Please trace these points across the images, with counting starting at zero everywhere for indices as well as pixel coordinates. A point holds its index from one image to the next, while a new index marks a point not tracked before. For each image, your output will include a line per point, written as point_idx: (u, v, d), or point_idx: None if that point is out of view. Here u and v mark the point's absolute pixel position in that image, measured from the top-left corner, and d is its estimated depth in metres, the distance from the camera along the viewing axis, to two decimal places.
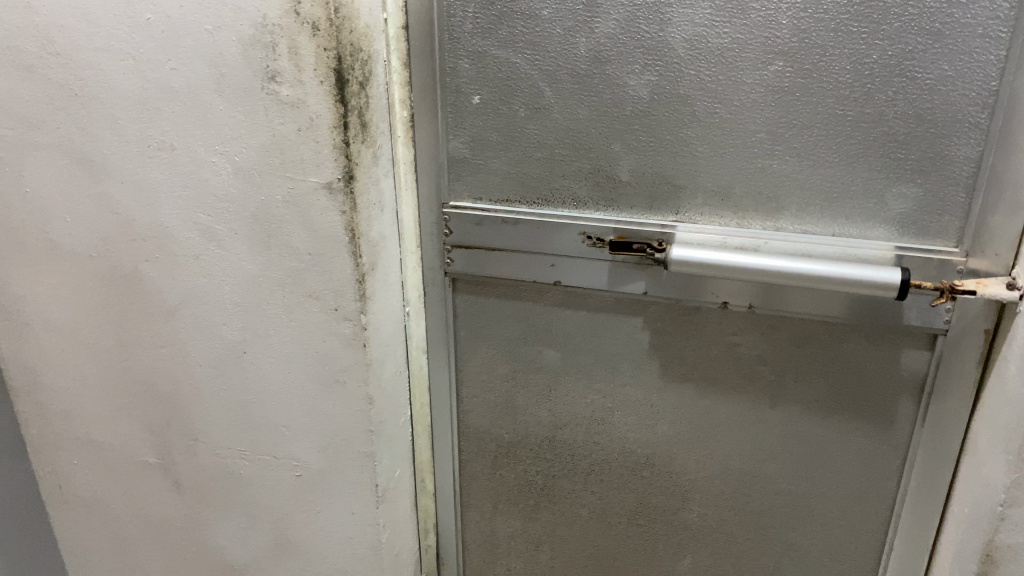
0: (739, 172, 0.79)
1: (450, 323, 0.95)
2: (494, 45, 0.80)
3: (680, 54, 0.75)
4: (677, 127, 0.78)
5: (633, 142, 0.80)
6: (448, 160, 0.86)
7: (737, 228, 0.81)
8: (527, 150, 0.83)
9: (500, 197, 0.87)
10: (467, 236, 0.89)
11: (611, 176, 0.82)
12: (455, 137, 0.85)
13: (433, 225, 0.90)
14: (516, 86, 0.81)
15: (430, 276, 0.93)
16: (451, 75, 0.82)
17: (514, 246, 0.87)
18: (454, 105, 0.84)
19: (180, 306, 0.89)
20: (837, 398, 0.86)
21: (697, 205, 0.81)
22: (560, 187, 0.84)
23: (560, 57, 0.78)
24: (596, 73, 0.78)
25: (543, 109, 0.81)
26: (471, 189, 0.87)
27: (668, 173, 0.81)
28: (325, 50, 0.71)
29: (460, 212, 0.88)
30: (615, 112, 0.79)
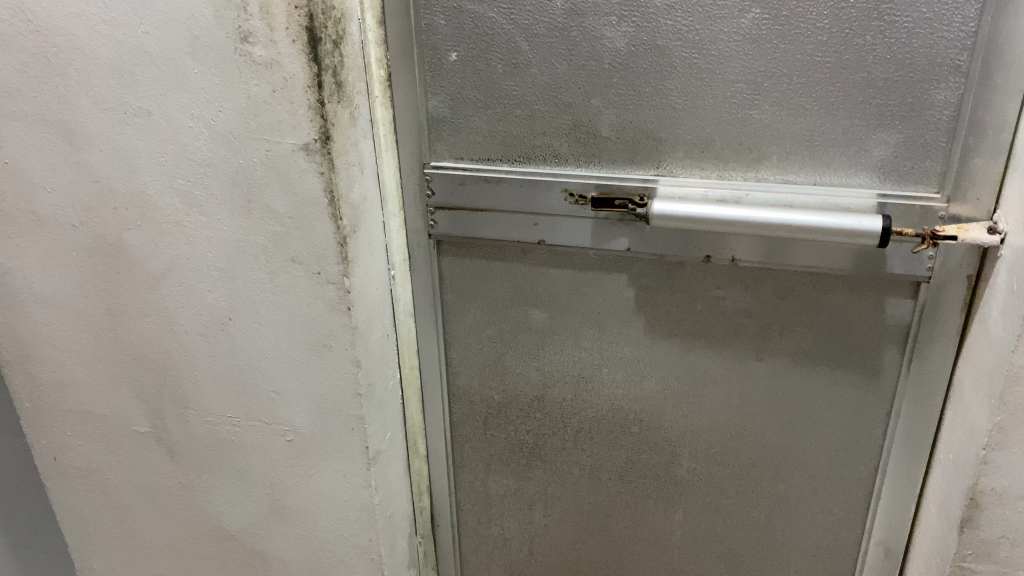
0: (719, 123, 0.78)
1: (437, 285, 0.95)
2: (468, 1, 0.79)
3: (656, 4, 0.74)
4: (656, 80, 0.78)
5: (612, 96, 0.79)
6: (428, 120, 0.86)
7: (719, 180, 0.80)
8: (506, 107, 0.83)
9: (481, 156, 0.86)
10: (450, 197, 0.88)
11: (592, 132, 0.82)
12: (435, 96, 0.85)
13: (415, 186, 0.89)
14: (492, 41, 0.80)
15: (415, 238, 0.92)
16: (427, 32, 0.82)
17: (497, 206, 0.87)
18: (431, 63, 0.83)
19: (165, 274, 0.89)
20: (823, 349, 0.86)
21: (679, 158, 0.81)
22: (541, 144, 0.84)
23: (535, 12, 0.78)
24: (572, 26, 0.77)
25: (521, 65, 0.80)
26: (452, 148, 0.87)
27: (648, 126, 0.80)
28: (297, 8, 0.71)
29: (442, 173, 0.87)
30: (593, 66, 0.78)
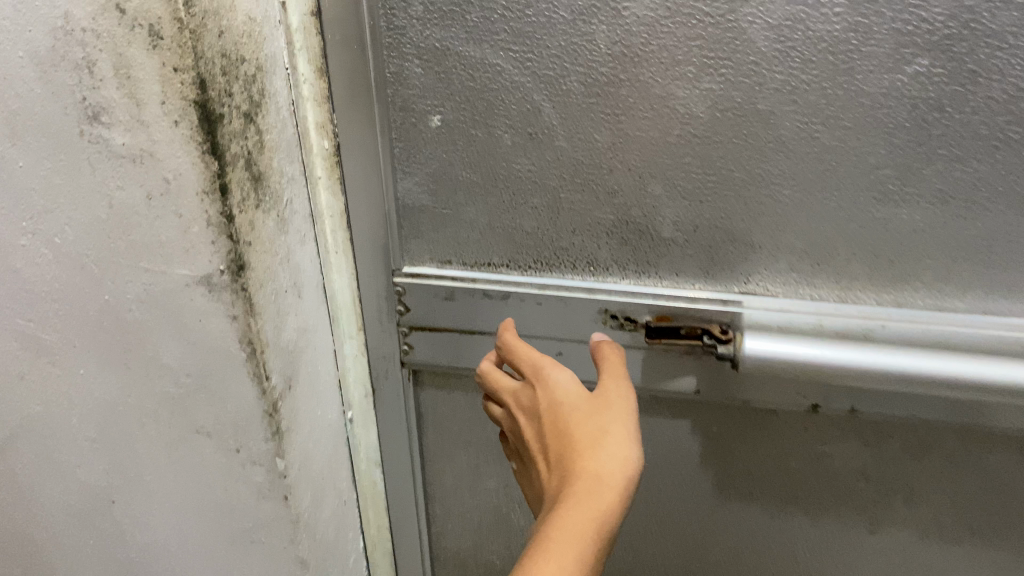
0: (845, 224, 0.51)
1: (413, 426, 0.67)
2: (458, 38, 0.50)
3: (761, 49, 0.47)
4: (751, 160, 0.51)
5: (682, 183, 0.52)
6: (398, 208, 0.58)
7: (835, 308, 0.54)
8: (515, 193, 0.55)
9: (477, 258, 0.59)
10: (432, 314, 0.61)
11: (645, 230, 0.55)
12: (408, 174, 0.56)
13: (379, 299, 0.61)
14: (497, 100, 0.52)
15: (380, 367, 0.64)
16: (394, 84, 0.53)
17: (503, 330, 0.60)
18: (402, 129, 0.55)
19: (12, 440, 0.60)
20: (967, 524, 0.60)
21: (777, 269, 0.54)
22: (567, 245, 0.56)
23: (564, 57, 0.50)
24: (622, 80, 0.50)
25: (541, 135, 0.53)
26: (434, 246, 0.59)
27: (733, 225, 0.53)
28: (176, 70, 0.41)
29: (420, 283, 0.59)
30: (654, 138, 0.51)
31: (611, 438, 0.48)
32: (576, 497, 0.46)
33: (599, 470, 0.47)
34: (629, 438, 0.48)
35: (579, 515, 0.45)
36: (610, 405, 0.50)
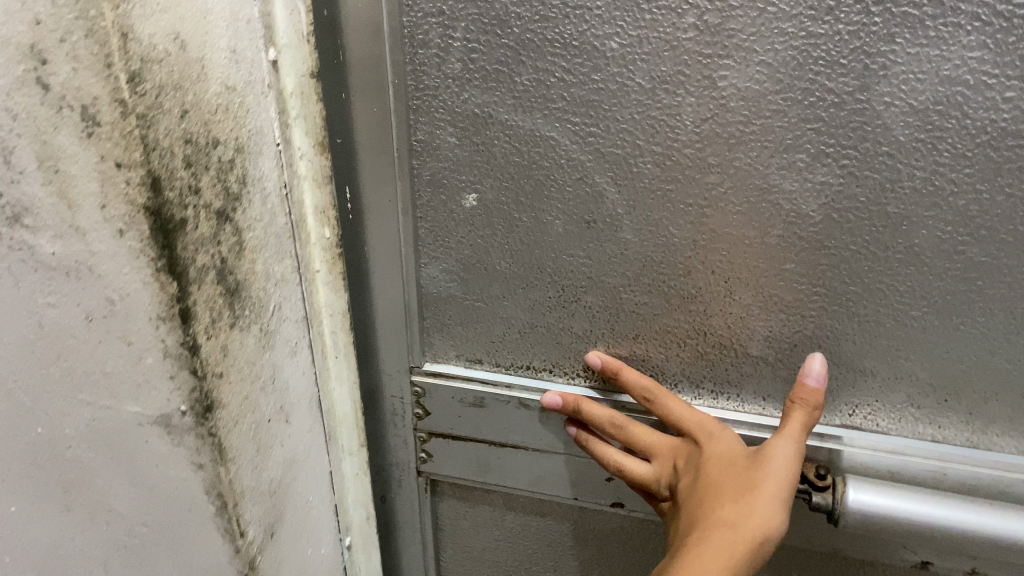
0: (987, 356, 0.40)
1: (430, 538, 0.57)
2: (503, 104, 0.40)
3: (897, 138, 0.36)
4: (871, 271, 0.40)
5: (778, 293, 0.41)
6: (421, 299, 0.47)
7: (963, 465, 0.43)
8: (565, 291, 0.45)
9: (512, 361, 0.48)
10: (455, 421, 0.50)
11: (727, 345, 0.44)
12: (433, 259, 0.46)
13: (393, 400, 0.51)
14: (549, 179, 0.41)
15: (393, 473, 0.54)
16: (423, 155, 0.42)
17: (541, 447, 0.49)
18: (430, 208, 0.44)
19: None
20: None
21: (892, 403, 0.43)
22: (626, 354, 0.46)
23: (638, 132, 0.39)
24: (711, 165, 0.39)
25: (600, 225, 0.42)
26: (462, 344, 0.48)
27: (840, 347, 0.42)
28: (117, 165, 0.27)
29: (442, 385, 0.49)
30: (747, 237, 0.40)
31: (764, 490, 0.38)
32: (701, 552, 0.36)
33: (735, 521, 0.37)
34: (782, 496, 0.38)
35: (700, 569, 0.36)
36: (775, 454, 0.39)
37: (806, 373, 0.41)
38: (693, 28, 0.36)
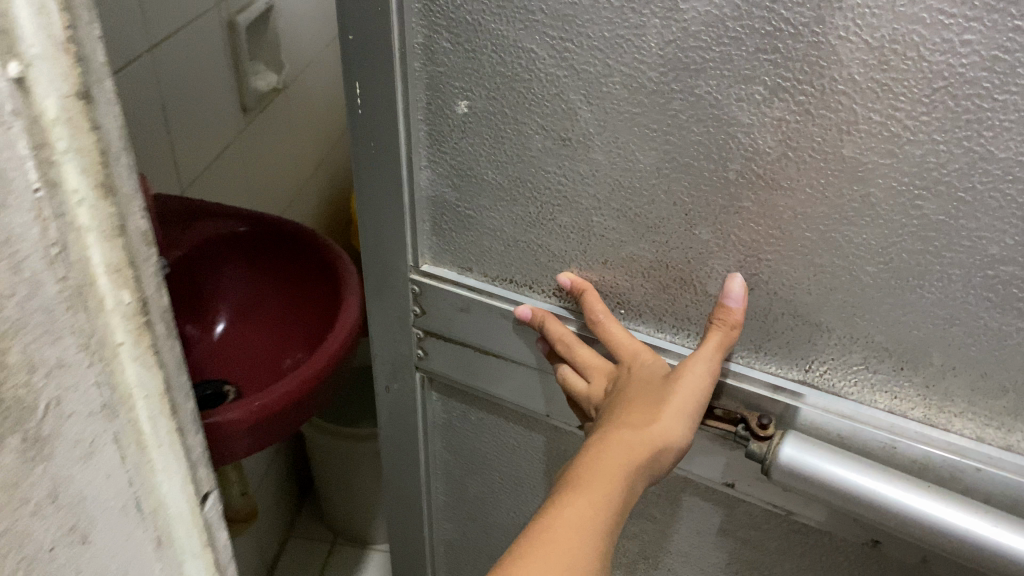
0: (942, 326, 0.38)
1: (428, 434, 0.62)
2: (492, 13, 0.42)
3: (853, 76, 0.35)
4: (826, 218, 0.39)
5: (735, 230, 0.41)
6: (418, 202, 0.50)
7: (920, 442, 0.40)
8: (543, 207, 0.46)
9: (500, 271, 0.51)
10: (446, 322, 0.53)
11: (688, 278, 0.44)
12: (432, 163, 0.49)
13: (394, 295, 0.55)
14: (529, 93, 0.43)
15: (394, 369, 0.59)
16: (425, 57, 0.45)
17: (519, 357, 0.52)
18: (431, 111, 0.47)
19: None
20: None
21: (848, 364, 0.42)
22: (598, 276, 0.47)
23: (607, 50, 0.40)
24: (673, 90, 0.39)
25: (573, 143, 0.43)
26: (457, 248, 0.51)
27: (795, 294, 0.41)
28: None
29: (437, 285, 0.52)
30: (705, 169, 0.40)
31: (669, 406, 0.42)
32: (606, 455, 0.42)
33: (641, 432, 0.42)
34: (686, 412, 0.43)
35: (600, 473, 0.42)
36: (685, 372, 0.43)
37: (726, 297, 0.42)
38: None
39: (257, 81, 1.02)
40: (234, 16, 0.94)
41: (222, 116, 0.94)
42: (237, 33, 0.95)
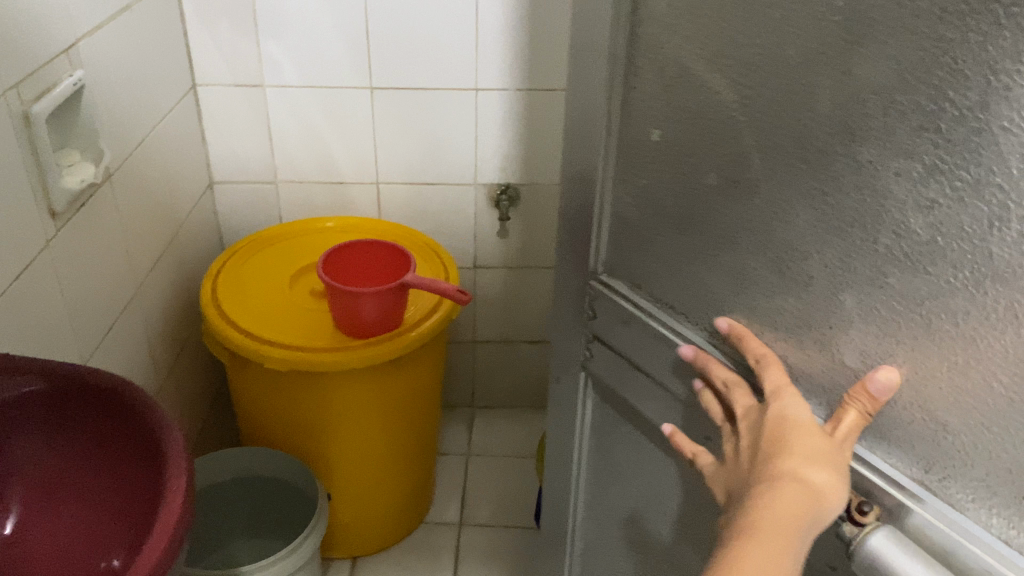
0: None
1: (582, 428, 0.69)
2: (692, 54, 0.46)
3: (1012, 169, 0.33)
4: (964, 312, 0.37)
5: (878, 306, 0.40)
6: (609, 207, 0.57)
7: None
8: (707, 243, 0.49)
9: (664, 296, 0.54)
10: (612, 329, 0.60)
11: (826, 345, 0.44)
12: (623, 185, 0.55)
13: (577, 289, 0.62)
14: (708, 132, 0.46)
15: (567, 358, 0.67)
16: (630, 91, 0.52)
17: (665, 376, 0.56)
18: (631, 139, 0.53)
19: None
20: None
21: (970, 481, 0.40)
22: (746, 324, 0.48)
23: (782, 104, 0.41)
24: (838, 152, 0.39)
25: (742, 188, 0.45)
26: (631, 267, 0.57)
27: (925, 388, 0.40)
28: None
29: (609, 293, 0.59)
30: (856, 237, 0.40)
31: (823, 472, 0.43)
32: (777, 507, 0.43)
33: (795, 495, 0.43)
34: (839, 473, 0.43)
35: (774, 523, 0.42)
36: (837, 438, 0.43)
37: (868, 381, 0.42)
38: (839, 7, 0.37)
39: (66, 179, 0.87)
40: (30, 107, 0.80)
41: (26, 234, 0.80)
42: (36, 128, 0.81)
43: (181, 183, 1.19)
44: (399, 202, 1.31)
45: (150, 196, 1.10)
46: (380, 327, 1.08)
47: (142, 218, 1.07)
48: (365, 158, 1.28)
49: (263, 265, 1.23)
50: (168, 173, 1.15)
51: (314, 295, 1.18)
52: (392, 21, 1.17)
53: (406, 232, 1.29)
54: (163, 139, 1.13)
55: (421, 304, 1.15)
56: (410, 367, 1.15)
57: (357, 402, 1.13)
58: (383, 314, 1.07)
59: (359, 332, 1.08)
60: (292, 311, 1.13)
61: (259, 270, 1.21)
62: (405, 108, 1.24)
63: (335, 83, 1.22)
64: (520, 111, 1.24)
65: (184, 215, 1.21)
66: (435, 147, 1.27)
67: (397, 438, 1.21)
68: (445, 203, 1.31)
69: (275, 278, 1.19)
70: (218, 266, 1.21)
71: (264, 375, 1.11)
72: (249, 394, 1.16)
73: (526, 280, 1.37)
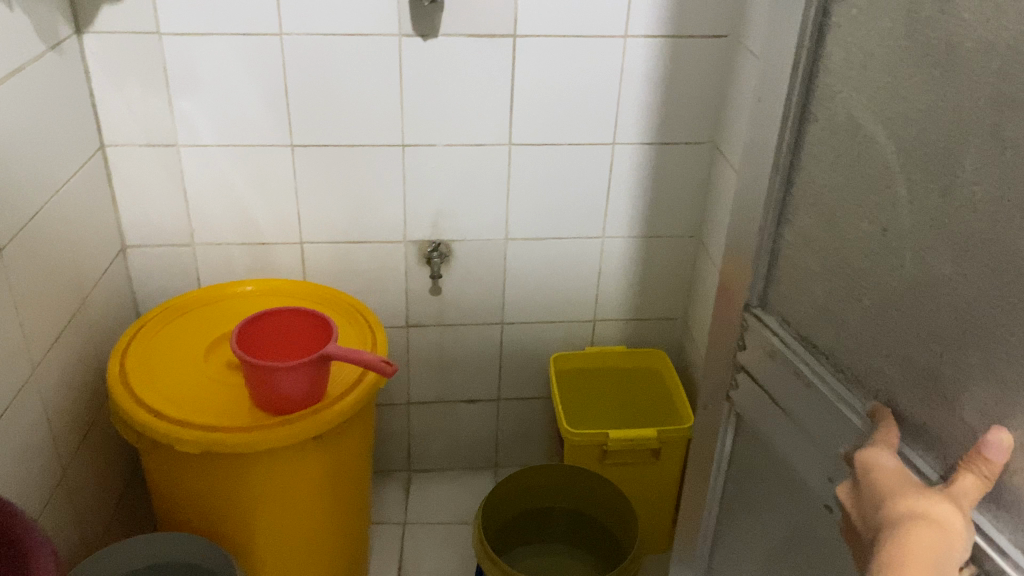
0: None
1: (721, 456, 0.77)
2: (861, 104, 0.55)
3: None
4: None
5: (995, 358, 0.46)
6: (768, 248, 0.67)
7: None
8: (858, 285, 0.57)
9: (812, 332, 0.63)
10: (759, 363, 0.68)
11: (948, 399, 0.50)
12: (793, 223, 0.64)
13: (729, 325, 0.72)
14: (872, 177, 0.55)
15: (715, 387, 0.76)
16: (799, 139, 0.62)
17: (795, 413, 0.63)
18: (801, 183, 0.63)
19: None
20: None
21: None
22: (878, 368, 0.56)
23: (931, 154, 0.49)
24: (978, 206, 0.46)
25: (891, 238, 0.53)
26: (787, 302, 0.66)
27: None
28: None
29: (763, 326, 0.67)
30: (979, 289, 0.47)
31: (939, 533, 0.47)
32: (913, 548, 0.47)
33: (919, 553, 0.47)
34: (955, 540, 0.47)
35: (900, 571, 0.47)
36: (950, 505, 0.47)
37: (982, 444, 0.46)
38: (994, 71, 0.44)
39: None
40: None
41: None
42: None
43: (89, 247, 1.09)
44: (326, 264, 1.26)
45: (54, 268, 0.99)
46: (301, 402, 0.96)
47: (45, 292, 0.97)
48: (289, 219, 1.22)
49: (178, 334, 1.08)
50: (76, 240, 1.05)
51: (234, 367, 1.04)
52: (311, 77, 1.11)
53: (332, 296, 1.16)
54: (68, 199, 1.03)
55: (349, 374, 1.02)
56: (338, 444, 1.02)
57: (279, 485, 0.99)
58: (306, 387, 0.95)
59: (280, 411, 0.95)
60: (205, 383, 1.00)
61: (170, 340, 1.07)
62: (329, 165, 1.18)
63: (253, 144, 1.15)
64: (448, 167, 1.20)
65: (91, 286, 1.10)
66: (363, 205, 1.21)
67: (326, 522, 1.07)
68: (374, 261, 1.26)
69: (186, 349, 1.05)
70: (123, 336, 1.07)
71: (176, 463, 0.97)
72: (158, 478, 1.01)
73: (459, 338, 1.35)
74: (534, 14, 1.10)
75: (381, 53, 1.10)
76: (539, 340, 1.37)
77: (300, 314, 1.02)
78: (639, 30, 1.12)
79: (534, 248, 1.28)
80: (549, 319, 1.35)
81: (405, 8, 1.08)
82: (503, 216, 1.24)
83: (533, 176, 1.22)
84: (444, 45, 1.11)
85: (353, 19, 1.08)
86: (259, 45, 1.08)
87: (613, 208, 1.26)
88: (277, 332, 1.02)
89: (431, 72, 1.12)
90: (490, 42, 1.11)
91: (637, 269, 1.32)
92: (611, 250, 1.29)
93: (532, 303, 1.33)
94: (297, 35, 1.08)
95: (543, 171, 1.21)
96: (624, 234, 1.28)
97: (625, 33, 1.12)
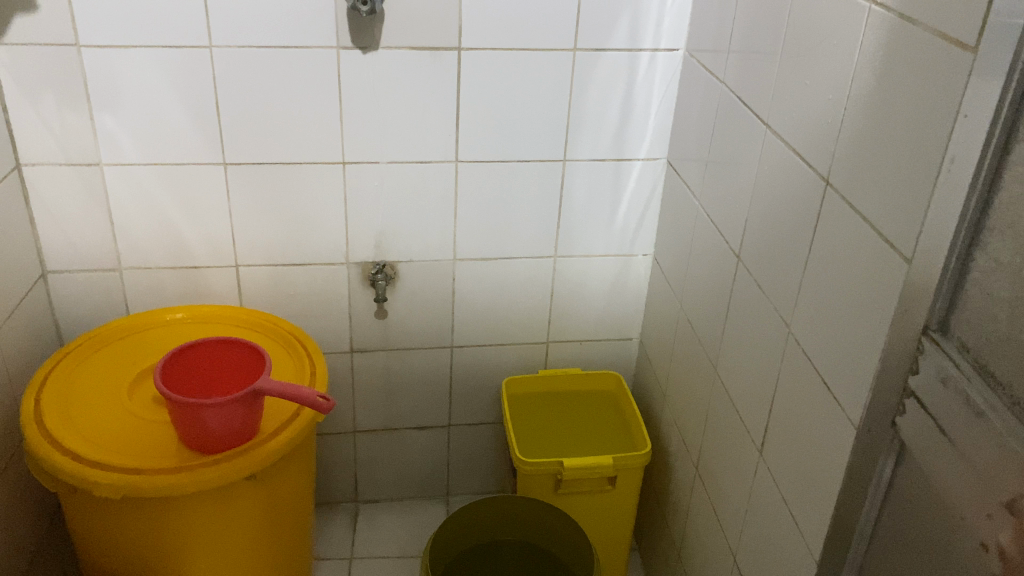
0: None
1: (881, 486, 0.66)
2: None
3: None
4: None
5: None
6: (958, 274, 0.57)
7: None
8: None
9: (1005, 371, 0.53)
10: (926, 392, 0.58)
11: None
12: (985, 246, 0.54)
13: (903, 350, 0.62)
14: None
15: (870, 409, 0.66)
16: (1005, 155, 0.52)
17: (974, 466, 0.53)
18: (995, 204, 0.53)
19: None
20: None
21: None
22: None
23: None
24: None
25: None
26: (982, 326, 0.55)
27: None
28: None
29: (938, 349, 0.58)
30: None
31: None
32: None
33: None
34: None
35: None
36: None
37: None
38: None
39: None
40: None
41: None
42: None
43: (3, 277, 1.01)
44: (263, 287, 1.19)
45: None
46: (231, 442, 0.89)
47: None
48: (222, 241, 1.15)
49: (100, 366, 1.01)
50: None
51: (160, 403, 0.97)
52: (243, 92, 1.05)
53: (268, 324, 1.10)
54: None
55: (284, 410, 0.96)
56: (273, 484, 0.95)
57: (210, 529, 0.92)
58: (235, 426, 0.88)
59: (206, 447, 0.89)
60: (128, 420, 0.93)
61: (91, 373, 1.00)
62: (264, 184, 1.12)
63: (182, 161, 1.08)
64: (391, 185, 1.14)
65: (3, 318, 1.01)
66: (301, 226, 1.15)
67: (263, 565, 1.01)
68: (315, 284, 1.20)
69: (109, 384, 0.98)
70: (41, 369, 1.00)
71: (93, 505, 0.90)
72: (76, 522, 0.94)
73: (407, 362, 1.29)
74: (479, 27, 1.05)
75: (318, 67, 1.05)
76: (490, 363, 1.32)
77: (230, 345, 0.95)
78: (589, 44, 1.08)
79: (483, 268, 1.23)
80: (502, 341, 1.30)
81: (342, 20, 1.02)
82: (450, 235, 1.19)
83: (525, 189, 1.17)
84: (384, 59, 1.05)
85: (290, 32, 1.02)
86: (187, 57, 1.02)
87: (564, 227, 1.21)
88: (206, 363, 0.96)
89: (371, 87, 1.07)
90: (432, 57, 1.06)
91: (591, 289, 1.28)
92: (564, 270, 1.25)
93: (482, 325, 1.28)
94: (227, 48, 1.02)
95: (490, 190, 1.17)
96: (575, 253, 1.24)
97: (575, 47, 1.08)
